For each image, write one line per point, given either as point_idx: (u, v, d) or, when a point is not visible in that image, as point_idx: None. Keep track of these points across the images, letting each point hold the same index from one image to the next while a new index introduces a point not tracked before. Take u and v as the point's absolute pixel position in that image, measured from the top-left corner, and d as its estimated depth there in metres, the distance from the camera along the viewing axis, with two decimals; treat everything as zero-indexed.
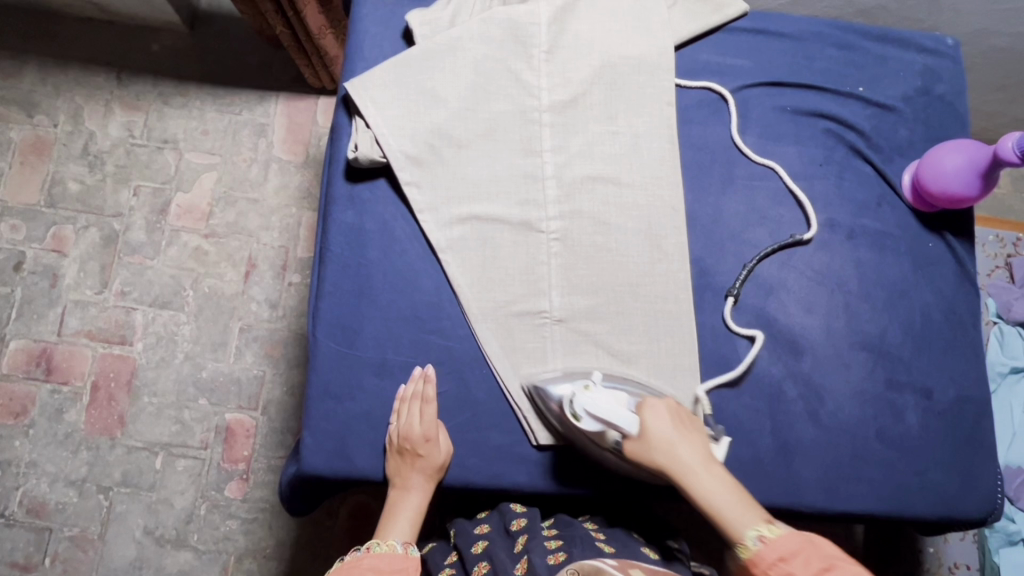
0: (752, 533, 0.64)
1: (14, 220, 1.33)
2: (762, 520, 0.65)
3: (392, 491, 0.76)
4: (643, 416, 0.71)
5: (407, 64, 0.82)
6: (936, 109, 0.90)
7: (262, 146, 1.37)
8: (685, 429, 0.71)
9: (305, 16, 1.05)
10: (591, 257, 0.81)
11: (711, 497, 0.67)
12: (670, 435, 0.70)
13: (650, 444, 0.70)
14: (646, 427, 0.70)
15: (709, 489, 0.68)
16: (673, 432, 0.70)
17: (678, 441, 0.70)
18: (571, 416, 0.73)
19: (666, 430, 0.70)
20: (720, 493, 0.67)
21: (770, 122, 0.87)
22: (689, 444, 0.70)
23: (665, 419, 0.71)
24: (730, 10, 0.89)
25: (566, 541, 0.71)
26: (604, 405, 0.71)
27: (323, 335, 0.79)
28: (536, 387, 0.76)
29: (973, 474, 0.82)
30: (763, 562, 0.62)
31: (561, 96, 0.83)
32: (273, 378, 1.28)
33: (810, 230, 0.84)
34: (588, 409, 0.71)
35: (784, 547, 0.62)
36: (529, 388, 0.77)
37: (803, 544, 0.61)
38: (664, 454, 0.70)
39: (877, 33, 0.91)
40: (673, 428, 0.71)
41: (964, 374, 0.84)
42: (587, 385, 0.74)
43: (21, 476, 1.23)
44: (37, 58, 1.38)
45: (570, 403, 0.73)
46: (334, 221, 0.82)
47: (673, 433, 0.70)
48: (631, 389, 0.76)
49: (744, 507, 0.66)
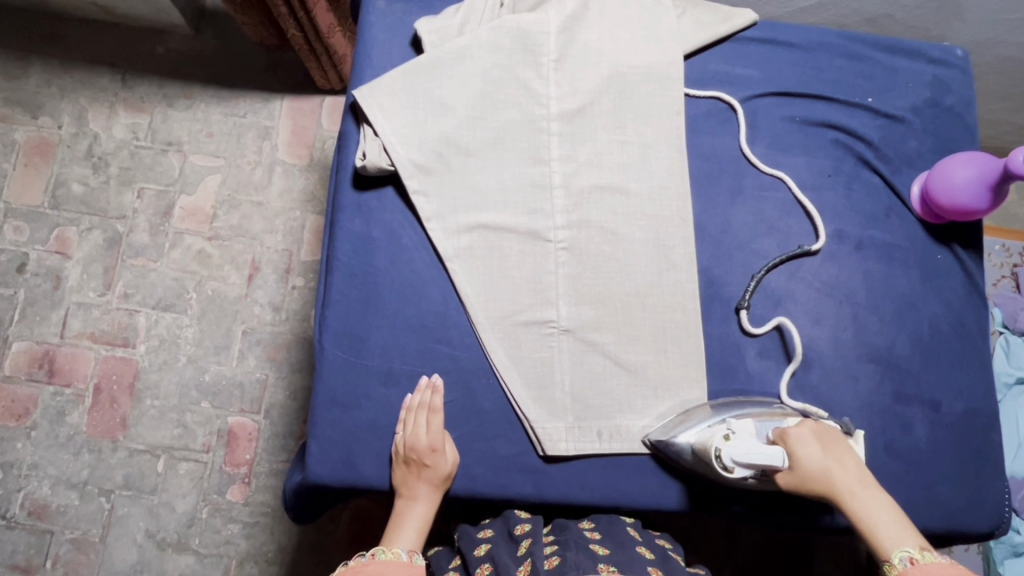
0: (901, 553, 0.62)
1: (17, 222, 1.33)
2: (921, 544, 0.63)
3: (399, 501, 0.75)
4: (790, 446, 0.69)
5: (415, 72, 0.81)
6: (944, 120, 0.90)
7: (266, 149, 1.37)
8: (836, 451, 0.69)
9: (316, 16, 1.06)
10: (599, 267, 0.81)
11: (868, 519, 0.65)
12: (822, 461, 0.68)
13: (803, 474, 0.68)
14: (797, 459, 0.68)
15: (867, 512, 0.66)
16: (824, 457, 0.68)
17: (831, 466, 0.68)
18: (720, 468, 0.70)
19: (817, 456, 0.68)
20: (875, 515, 0.65)
21: (778, 133, 0.87)
22: (841, 466, 0.68)
23: (814, 446, 0.69)
24: (739, 19, 0.89)
25: (561, 546, 0.71)
26: (753, 447, 0.69)
27: (329, 343, 0.79)
28: (656, 442, 0.76)
29: (979, 487, 0.81)
30: None
31: (569, 105, 0.83)
32: (276, 382, 1.28)
33: (818, 241, 0.83)
34: (738, 460, 0.69)
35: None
36: (652, 440, 0.76)
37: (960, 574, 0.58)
38: (817, 482, 0.67)
39: (887, 44, 0.90)
40: (823, 453, 0.68)
41: (971, 386, 0.84)
42: (728, 434, 0.71)
43: (23, 478, 1.23)
44: (41, 59, 1.38)
45: (718, 457, 0.70)
46: (341, 228, 0.82)
47: (824, 458, 0.68)
48: (765, 415, 0.74)
49: (900, 530, 0.64)
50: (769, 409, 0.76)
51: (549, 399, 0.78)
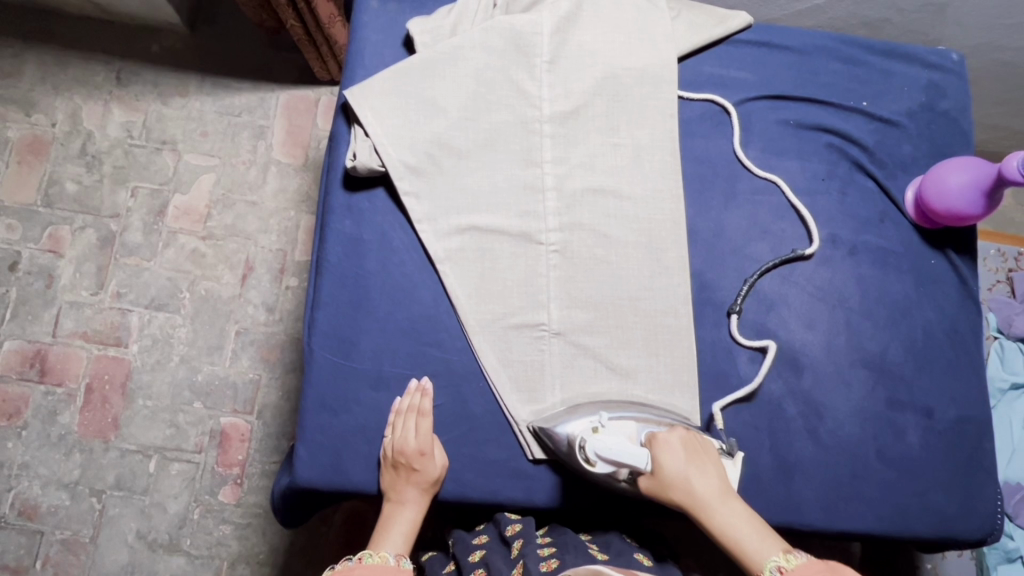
0: (769, 563, 0.63)
1: (11, 220, 1.32)
2: (780, 550, 0.64)
3: (387, 504, 0.75)
4: (656, 453, 0.70)
5: (406, 73, 0.81)
6: (939, 124, 0.89)
7: (261, 148, 1.36)
8: (700, 460, 0.70)
9: (316, 5, 1.06)
10: (591, 271, 0.80)
11: (728, 528, 0.66)
12: (683, 469, 0.69)
13: (665, 480, 0.69)
14: (659, 465, 0.69)
15: (728, 522, 0.67)
16: (686, 465, 0.69)
17: (691, 474, 0.69)
18: (583, 460, 0.71)
19: (679, 464, 0.69)
20: (735, 526, 0.66)
21: (772, 136, 0.87)
22: (703, 475, 0.69)
23: (678, 453, 0.70)
24: (735, 22, 0.88)
25: (559, 549, 0.70)
26: (616, 440, 0.70)
27: (318, 345, 0.78)
28: (543, 429, 0.74)
29: (972, 494, 0.81)
30: None
31: (562, 107, 0.82)
32: (269, 382, 1.27)
33: (812, 246, 0.83)
34: (600, 453, 0.70)
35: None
36: (535, 427, 0.75)
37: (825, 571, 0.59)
38: (678, 490, 0.68)
39: (882, 48, 0.90)
40: (686, 461, 0.69)
41: (964, 393, 0.83)
42: (596, 428, 0.72)
43: (13, 478, 1.22)
44: (35, 56, 1.37)
45: (581, 447, 0.71)
46: (333, 229, 0.81)
47: (687, 467, 0.69)
48: (645, 418, 0.74)
49: (763, 538, 0.65)
50: (655, 415, 0.76)
51: (539, 403, 0.77)
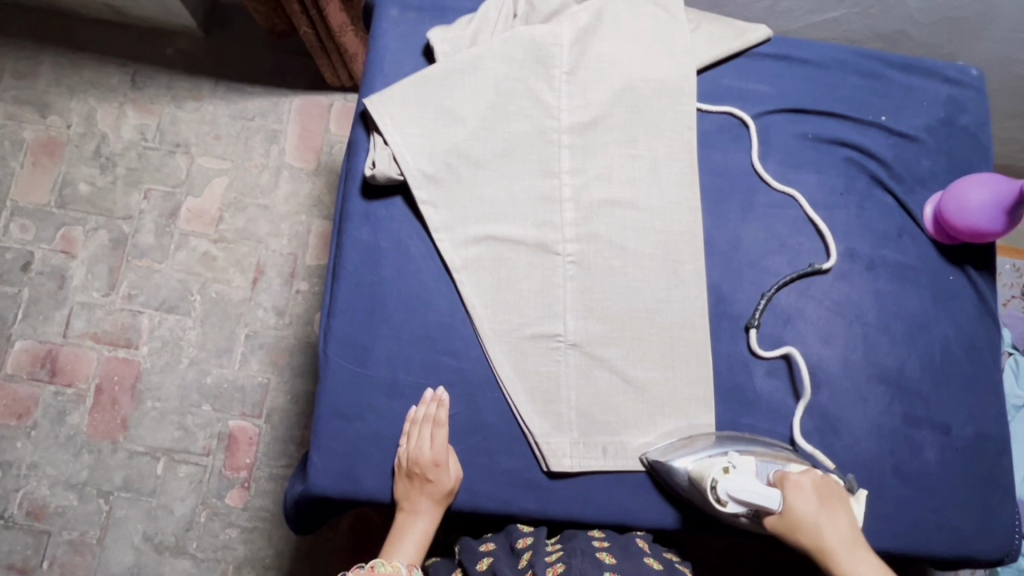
0: None
1: (24, 220, 1.32)
2: None
3: (400, 514, 0.75)
4: (786, 492, 0.68)
5: (427, 82, 0.81)
6: (958, 140, 0.89)
7: (274, 152, 1.37)
8: (833, 507, 0.68)
9: (331, 12, 1.06)
10: (607, 281, 0.80)
11: None
12: (815, 514, 0.67)
13: (794, 522, 0.67)
14: (790, 505, 0.68)
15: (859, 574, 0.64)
16: (818, 510, 0.67)
17: (824, 520, 0.67)
18: (714, 500, 0.71)
19: (811, 507, 0.67)
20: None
21: (790, 149, 0.86)
22: (835, 523, 0.67)
23: (811, 497, 0.68)
24: (753, 35, 0.88)
25: (566, 553, 0.71)
26: (750, 485, 0.68)
27: (334, 352, 0.78)
28: (654, 461, 0.76)
29: (990, 513, 0.80)
30: None
31: (581, 117, 0.82)
32: (277, 386, 1.27)
33: (829, 260, 0.83)
34: (732, 495, 0.69)
35: None
36: (651, 460, 0.76)
37: None
38: (808, 534, 0.67)
39: (901, 62, 0.90)
40: (819, 507, 0.68)
41: (982, 411, 0.82)
42: (727, 467, 0.71)
43: (22, 478, 1.23)
44: (52, 58, 1.39)
45: (714, 488, 0.70)
46: (349, 237, 0.81)
47: (818, 511, 0.67)
48: (772, 454, 0.73)
49: None
50: (777, 450, 0.75)
51: (554, 414, 0.77)
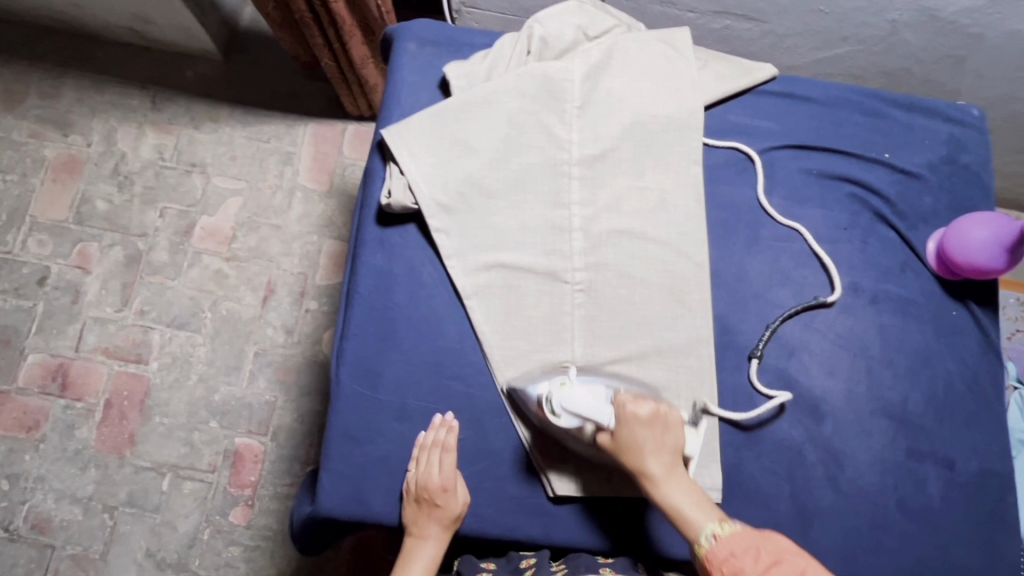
0: (707, 532, 0.64)
1: (41, 235, 1.35)
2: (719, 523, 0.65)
3: (408, 539, 0.75)
4: (620, 414, 0.71)
5: (442, 114, 0.84)
6: (961, 177, 0.91)
7: (288, 173, 1.40)
8: (659, 431, 0.71)
9: (353, 45, 1.10)
10: (615, 309, 0.81)
11: (672, 502, 0.68)
12: (642, 437, 0.70)
13: (623, 444, 0.70)
14: (620, 425, 0.70)
15: (673, 495, 0.68)
16: (646, 434, 0.70)
17: (649, 443, 0.70)
18: (548, 412, 0.72)
19: (638, 430, 0.70)
20: (680, 499, 0.68)
21: (795, 185, 0.88)
22: (658, 447, 0.70)
23: (642, 422, 0.70)
24: (760, 73, 0.91)
25: (569, 569, 0.74)
26: (584, 397, 0.71)
27: (345, 376, 0.80)
28: (516, 389, 0.77)
29: (995, 550, 0.80)
30: (716, 560, 0.60)
31: (590, 150, 0.85)
32: (284, 404, 1.28)
33: (833, 293, 0.84)
34: (565, 406, 0.71)
35: (735, 545, 0.60)
36: (510, 387, 0.78)
37: (756, 539, 0.59)
38: (632, 458, 0.70)
39: (904, 102, 0.92)
40: (647, 431, 0.70)
41: (986, 447, 0.83)
42: (564, 382, 0.73)
43: (29, 491, 1.24)
44: (76, 79, 1.43)
45: (547, 400, 0.72)
46: (363, 263, 0.83)
47: (646, 435, 0.70)
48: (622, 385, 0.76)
49: (706, 510, 0.66)
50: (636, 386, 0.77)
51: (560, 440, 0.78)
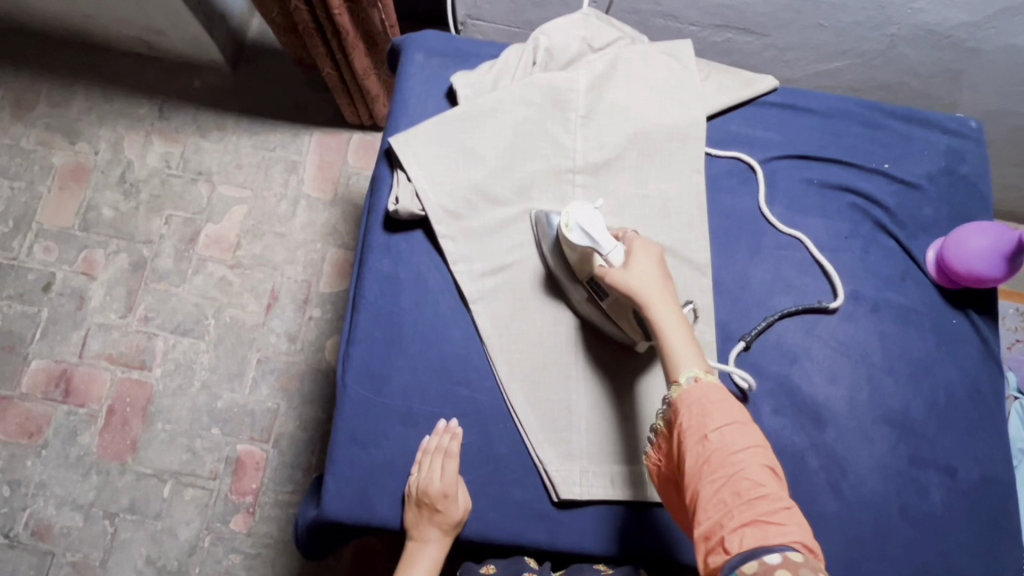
0: (689, 372, 0.67)
1: (48, 242, 1.36)
2: (702, 366, 0.67)
3: (409, 543, 0.76)
4: (633, 250, 0.74)
5: (449, 122, 0.85)
6: (960, 188, 0.92)
7: (293, 182, 1.41)
8: (665, 272, 0.74)
9: (355, 58, 1.12)
10: None
11: (665, 329, 0.69)
12: (650, 269, 0.73)
13: (630, 270, 0.73)
14: (632, 256, 0.74)
15: (668, 321, 0.70)
16: (654, 269, 0.73)
17: (657, 276, 0.73)
18: (563, 228, 0.76)
19: (648, 263, 0.73)
20: (672, 332, 0.69)
21: (797, 194, 0.90)
22: (664, 282, 0.73)
23: (652, 258, 0.74)
24: (761, 85, 0.92)
25: None
26: (596, 223, 0.75)
27: (351, 380, 0.81)
28: (544, 215, 0.82)
29: (998, 558, 0.80)
30: (689, 397, 0.65)
31: (595, 158, 0.86)
32: (287, 411, 1.29)
33: (836, 300, 0.85)
34: (581, 225, 0.74)
35: (712, 393, 0.65)
36: (541, 212, 0.82)
37: (729, 399, 0.65)
38: (637, 281, 0.72)
39: (903, 114, 0.94)
40: (656, 266, 0.73)
41: (988, 454, 0.83)
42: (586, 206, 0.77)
43: (29, 497, 1.24)
44: (85, 88, 1.45)
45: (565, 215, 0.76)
46: (370, 269, 0.84)
47: (655, 270, 0.73)
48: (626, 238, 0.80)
49: (695, 350, 0.69)
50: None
51: (564, 442, 0.79)
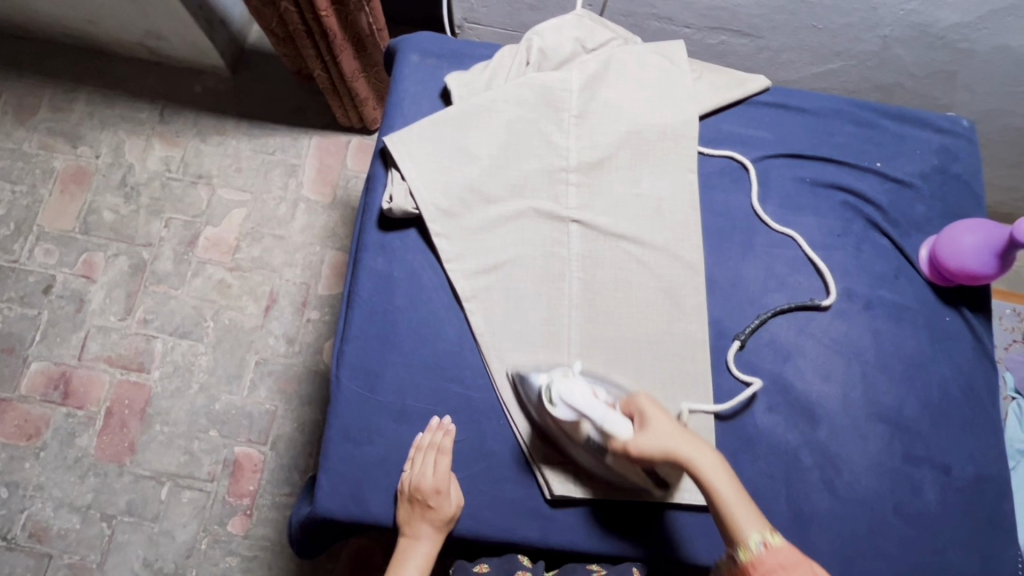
0: (756, 536, 0.64)
1: (48, 245, 1.37)
2: (763, 522, 0.65)
3: (402, 540, 0.76)
4: (641, 410, 0.70)
5: (443, 122, 0.86)
6: (953, 187, 0.92)
7: (292, 185, 1.42)
8: (679, 424, 0.71)
9: (341, 61, 1.13)
10: (610, 313, 0.83)
11: (713, 485, 0.66)
12: (668, 426, 0.69)
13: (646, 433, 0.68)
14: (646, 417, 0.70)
15: (713, 477, 0.66)
16: (670, 424, 0.69)
17: (677, 432, 0.69)
18: (547, 403, 0.73)
19: (663, 420, 0.70)
20: (719, 486, 0.66)
21: (789, 193, 0.90)
22: (688, 438, 0.69)
23: (663, 415, 0.70)
24: (753, 84, 0.93)
25: None
26: (579, 393, 0.70)
27: (345, 377, 0.81)
28: (520, 375, 0.78)
29: (993, 556, 0.80)
30: (763, 566, 0.62)
31: (587, 158, 0.87)
32: (285, 413, 1.29)
33: (828, 297, 0.85)
34: (565, 398, 0.71)
35: (785, 556, 0.62)
36: (513, 374, 0.79)
37: (802, 559, 0.62)
38: (661, 442, 0.68)
39: (894, 113, 0.94)
40: (670, 423, 0.70)
41: (982, 452, 0.83)
42: (565, 374, 0.74)
43: (28, 499, 1.24)
44: (87, 93, 1.46)
45: (547, 390, 0.73)
46: (364, 267, 0.85)
47: (673, 426, 0.69)
48: (615, 390, 0.77)
49: (749, 507, 0.66)
50: (619, 390, 0.77)
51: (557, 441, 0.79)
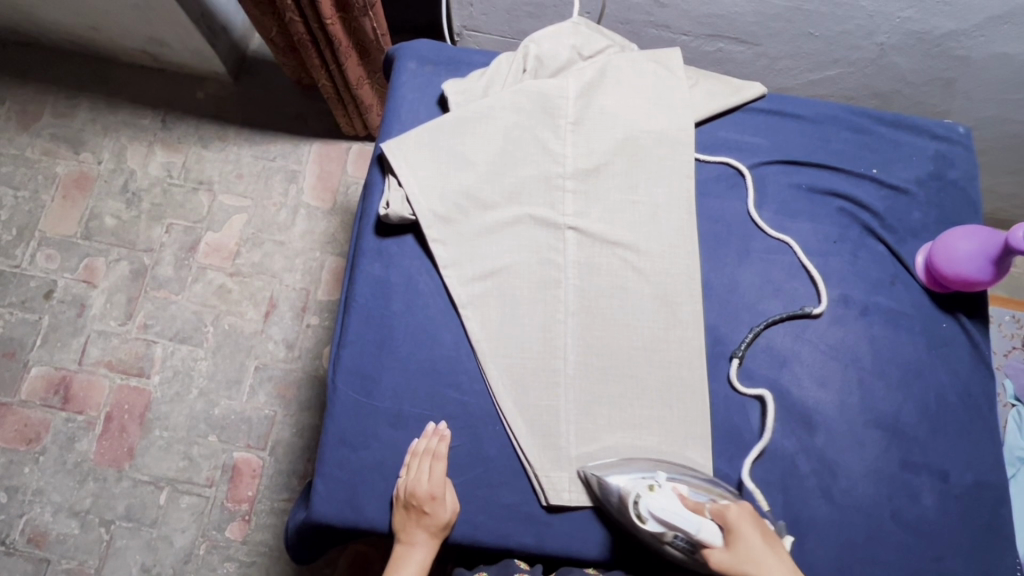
0: None
1: (50, 250, 1.38)
2: None
3: (398, 546, 0.76)
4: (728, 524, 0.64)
5: (440, 128, 0.87)
6: (949, 193, 0.92)
7: (293, 192, 1.43)
8: (775, 546, 0.63)
9: (346, 68, 1.14)
10: (606, 320, 0.83)
11: None
12: (758, 549, 0.62)
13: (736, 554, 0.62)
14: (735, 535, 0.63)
15: None
16: (762, 546, 0.62)
17: (768, 556, 0.61)
18: (634, 514, 0.70)
19: (756, 542, 0.62)
20: None
21: (785, 199, 0.90)
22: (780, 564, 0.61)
23: (755, 533, 0.63)
24: (748, 92, 0.94)
25: None
26: (667, 506, 0.67)
27: (341, 382, 0.81)
28: (591, 475, 0.76)
29: (992, 563, 0.80)
30: None
31: (583, 164, 0.87)
32: (284, 418, 1.29)
33: (821, 305, 0.85)
34: (652, 511, 0.68)
35: None
36: (586, 473, 0.76)
37: None
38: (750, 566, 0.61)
39: (889, 119, 0.95)
40: (763, 544, 0.62)
41: (980, 459, 0.83)
42: (652, 485, 0.70)
43: (27, 503, 1.24)
44: (90, 99, 1.47)
45: (635, 502, 0.70)
46: (361, 273, 0.85)
47: (762, 547, 0.62)
48: (711, 496, 0.71)
49: None
50: (712, 491, 0.72)
51: (553, 447, 0.78)
